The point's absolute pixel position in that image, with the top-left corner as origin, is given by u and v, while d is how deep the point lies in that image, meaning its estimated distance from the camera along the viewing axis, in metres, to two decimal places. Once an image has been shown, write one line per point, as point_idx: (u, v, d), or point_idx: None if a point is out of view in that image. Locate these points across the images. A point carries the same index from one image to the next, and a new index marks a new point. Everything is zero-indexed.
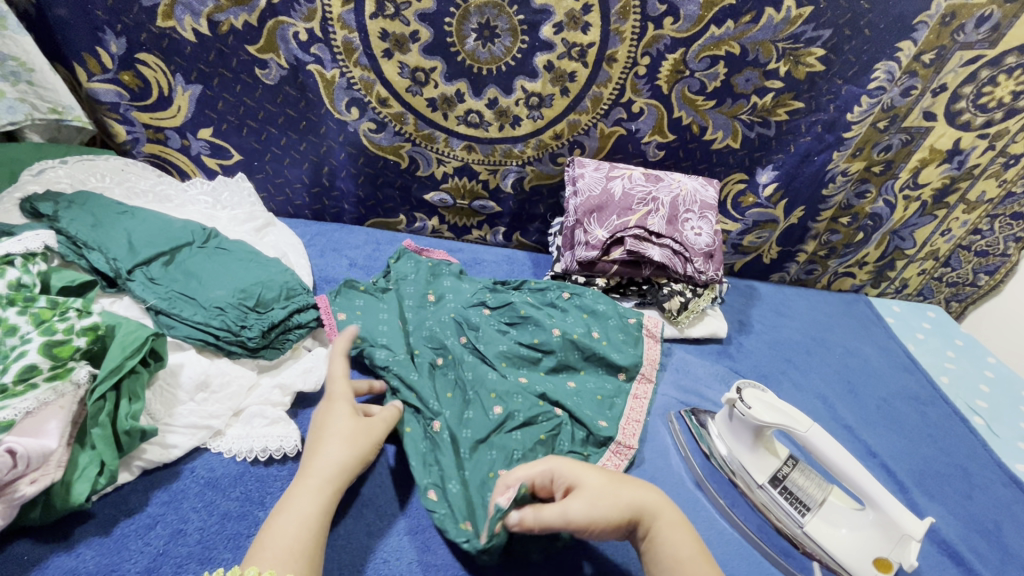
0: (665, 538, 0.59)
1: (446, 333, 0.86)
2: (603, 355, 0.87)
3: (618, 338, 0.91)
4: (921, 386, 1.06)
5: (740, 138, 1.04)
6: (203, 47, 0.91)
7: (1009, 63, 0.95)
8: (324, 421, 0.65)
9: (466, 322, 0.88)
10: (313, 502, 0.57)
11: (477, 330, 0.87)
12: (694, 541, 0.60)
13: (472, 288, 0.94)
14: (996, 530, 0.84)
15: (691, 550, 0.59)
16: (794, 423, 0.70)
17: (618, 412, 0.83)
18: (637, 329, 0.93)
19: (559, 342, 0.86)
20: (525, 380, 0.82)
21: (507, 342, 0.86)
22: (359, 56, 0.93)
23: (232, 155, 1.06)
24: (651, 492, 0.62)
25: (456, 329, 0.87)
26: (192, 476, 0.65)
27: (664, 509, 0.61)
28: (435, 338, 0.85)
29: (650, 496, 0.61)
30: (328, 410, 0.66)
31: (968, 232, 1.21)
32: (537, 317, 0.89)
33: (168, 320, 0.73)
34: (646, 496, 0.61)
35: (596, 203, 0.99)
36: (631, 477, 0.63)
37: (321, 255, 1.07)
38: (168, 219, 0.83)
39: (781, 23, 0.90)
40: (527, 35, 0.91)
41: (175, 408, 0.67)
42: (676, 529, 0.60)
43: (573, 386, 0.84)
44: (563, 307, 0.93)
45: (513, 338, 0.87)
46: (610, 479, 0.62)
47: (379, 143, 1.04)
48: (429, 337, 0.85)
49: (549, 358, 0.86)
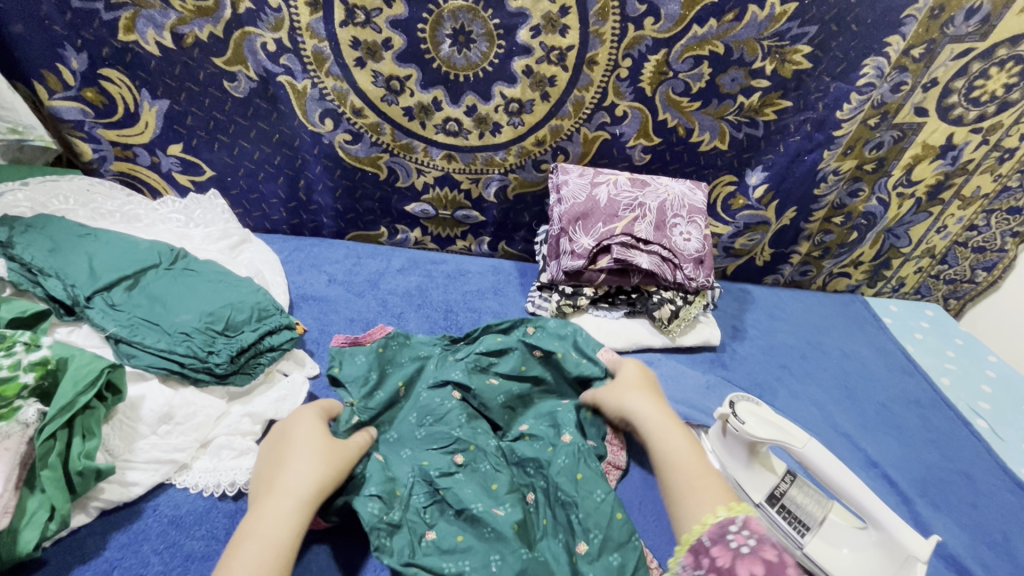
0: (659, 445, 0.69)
1: (430, 446, 0.72)
2: (587, 369, 0.82)
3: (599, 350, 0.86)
4: (922, 389, 1.03)
5: (727, 139, 1.01)
6: (168, 60, 0.88)
7: (1001, 55, 0.92)
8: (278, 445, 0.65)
9: (440, 417, 0.75)
10: (280, 525, 0.56)
11: (459, 431, 0.74)
12: (688, 447, 0.67)
13: (433, 356, 0.83)
14: (1005, 541, 0.80)
15: (683, 452, 0.67)
16: (789, 439, 0.67)
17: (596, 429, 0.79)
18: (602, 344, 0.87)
19: (537, 364, 0.82)
20: (525, 426, 0.77)
21: (489, 386, 0.79)
22: (331, 66, 0.90)
23: (204, 170, 1.02)
24: (660, 416, 0.73)
25: (434, 426, 0.74)
26: (154, 515, 0.62)
27: (666, 425, 0.71)
28: (421, 454, 0.72)
29: (648, 412, 0.73)
30: (283, 435, 0.66)
31: (964, 228, 1.19)
32: (515, 354, 0.82)
33: (129, 349, 0.69)
34: (646, 408, 0.74)
35: (580, 210, 0.96)
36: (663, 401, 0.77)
37: (299, 272, 1.04)
38: (133, 241, 0.80)
39: (765, 20, 0.87)
40: (503, 40, 0.88)
41: (136, 442, 0.63)
42: (669, 438, 0.69)
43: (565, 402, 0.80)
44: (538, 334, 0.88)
45: (494, 379, 0.80)
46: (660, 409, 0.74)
47: (355, 155, 1.01)
48: (415, 452, 0.72)
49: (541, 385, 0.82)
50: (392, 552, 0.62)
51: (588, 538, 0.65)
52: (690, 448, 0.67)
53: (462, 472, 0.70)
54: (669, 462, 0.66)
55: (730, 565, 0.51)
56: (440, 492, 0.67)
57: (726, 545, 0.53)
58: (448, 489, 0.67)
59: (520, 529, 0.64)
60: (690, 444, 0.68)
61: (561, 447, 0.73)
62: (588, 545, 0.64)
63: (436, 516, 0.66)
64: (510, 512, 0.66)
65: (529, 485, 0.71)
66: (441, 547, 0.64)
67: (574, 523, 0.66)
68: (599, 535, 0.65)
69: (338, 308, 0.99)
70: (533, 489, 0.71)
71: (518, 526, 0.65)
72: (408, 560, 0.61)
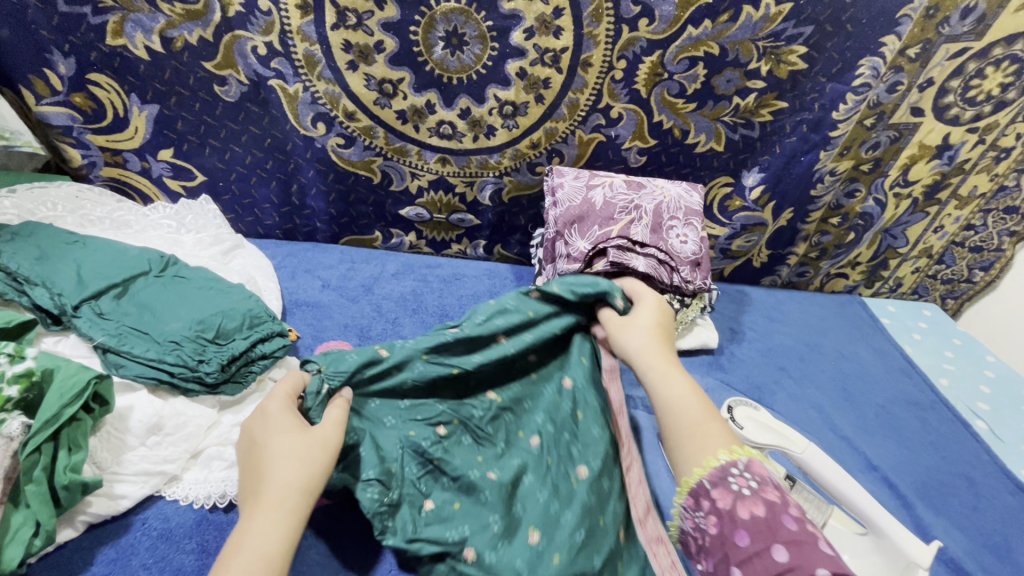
0: (659, 388, 0.63)
1: (417, 418, 0.70)
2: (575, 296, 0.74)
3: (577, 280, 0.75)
4: (920, 391, 1.03)
5: (723, 140, 1.00)
6: (157, 65, 0.87)
7: (997, 54, 0.91)
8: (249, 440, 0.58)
9: (431, 388, 0.72)
10: (271, 539, 0.50)
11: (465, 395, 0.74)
12: (692, 393, 0.62)
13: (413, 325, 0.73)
14: (1006, 545, 0.80)
15: (686, 396, 0.61)
16: (788, 444, 0.66)
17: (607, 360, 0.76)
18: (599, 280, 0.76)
19: (537, 305, 0.76)
20: (533, 362, 0.77)
21: (489, 336, 0.73)
22: (322, 69, 0.89)
23: (196, 175, 1.01)
24: (663, 357, 0.66)
25: (422, 397, 0.72)
26: (143, 528, 0.60)
27: (669, 369, 0.65)
28: (407, 424, 0.70)
29: (645, 350, 0.67)
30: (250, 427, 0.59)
31: (961, 228, 1.18)
32: (513, 301, 0.75)
33: (117, 358, 0.68)
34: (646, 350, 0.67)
35: (576, 213, 0.95)
36: (667, 343, 0.70)
37: (293, 277, 1.03)
38: (123, 248, 0.79)
39: (760, 21, 0.87)
40: (496, 42, 0.87)
41: (124, 454, 0.62)
42: (672, 382, 0.63)
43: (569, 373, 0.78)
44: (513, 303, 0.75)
45: (496, 331, 0.73)
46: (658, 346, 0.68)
47: (348, 159, 1.00)
48: (400, 423, 0.69)
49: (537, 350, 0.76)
50: (395, 531, 0.64)
51: (588, 463, 0.70)
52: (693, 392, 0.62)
53: (444, 443, 0.70)
54: (669, 408, 0.61)
55: (731, 507, 0.50)
56: (433, 463, 0.68)
57: (727, 487, 0.51)
58: (441, 459, 0.68)
59: (513, 490, 0.67)
60: (693, 389, 0.62)
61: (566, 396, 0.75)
62: (587, 469, 0.69)
63: (431, 485, 0.68)
64: (503, 474, 0.68)
65: (536, 429, 0.73)
66: (440, 515, 0.66)
67: (575, 454, 0.71)
68: (598, 461, 0.70)
69: (332, 313, 0.98)
70: (537, 433, 0.73)
71: (511, 487, 0.67)
72: (412, 536, 0.63)
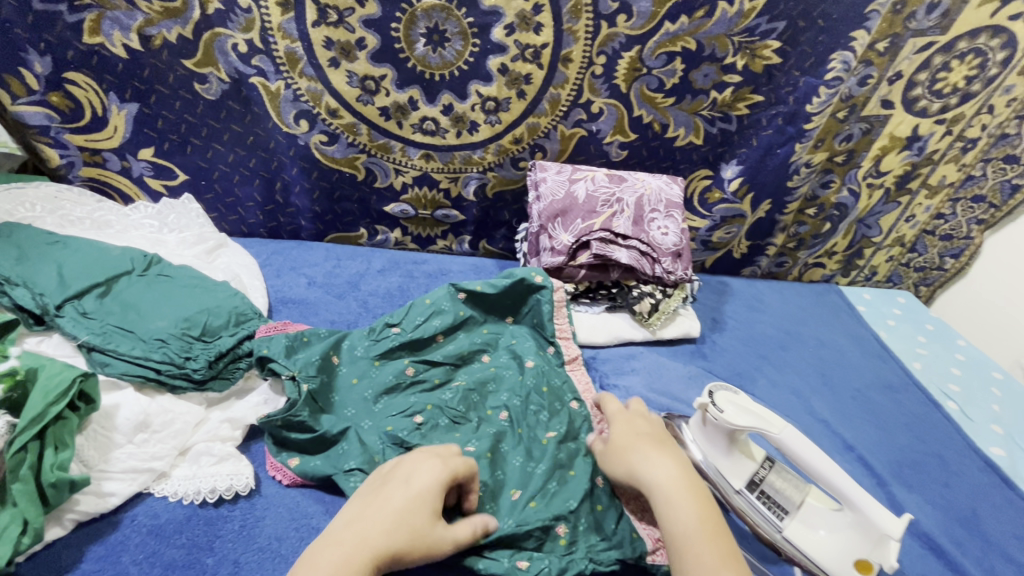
0: (669, 515, 0.58)
1: (392, 413, 0.74)
2: (502, 284, 0.87)
3: (503, 280, 0.87)
4: (895, 374, 1.06)
5: (701, 134, 1.03)
6: (136, 63, 0.86)
7: (961, 48, 0.95)
8: (404, 464, 0.60)
9: (396, 388, 0.77)
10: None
11: (433, 387, 0.79)
12: (702, 515, 0.57)
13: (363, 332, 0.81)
14: (975, 518, 0.83)
15: (696, 523, 0.57)
16: (766, 426, 0.68)
17: (552, 329, 0.88)
18: (530, 276, 0.88)
19: (467, 306, 0.87)
20: (488, 358, 0.85)
21: (429, 338, 0.83)
22: (304, 66, 0.89)
23: (177, 174, 1.00)
24: (674, 475, 0.61)
25: (392, 398, 0.76)
26: (132, 525, 0.60)
27: (678, 492, 0.59)
28: (384, 421, 0.72)
29: (656, 470, 0.62)
30: (420, 459, 0.60)
31: (932, 217, 1.23)
32: (445, 301, 0.85)
33: (102, 357, 0.68)
34: (653, 466, 0.63)
35: (559, 207, 0.97)
36: (671, 451, 0.66)
37: (278, 275, 1.03)
38: (104, 248, 0.79)
39: (735, 16, 0.89)
40: (477, 38, 0.88)
41: (111, 452, 0.62)
42: (682, 506, 0.58)
43: (531, 364, 0.83)
44: (448, 310, 0.85)
45: (435, 332, 0.83)
46: (665, 463, 0.63)
47: (332, 156, 1.00)
48: (377, 421, 0.72)
49: (483, 347, 0.85)
50: None
51: (555, 427, 0.76)
52: (703, 515, 0.58)
53: (423, 429, 0.73)
54: (680, 539, 0.56)
55: None
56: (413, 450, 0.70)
57: None
58: (420, 444, 0.70)
59: (492, 456, 0.71)
60: (706, 510, 0.58)
61: (528, 372, 0.82)
62: (556, 432, 0.75)
63: None
64: (481, 444, 0.72)
65: (503, 405, 0.78)
66: None
67: (544, 420, 0.77)
68: (564, 425, 0.76)
69: (319, 310, 0.98)
70: (505, 408, 0.77)
71: (491, 454, 0.71)
72: None
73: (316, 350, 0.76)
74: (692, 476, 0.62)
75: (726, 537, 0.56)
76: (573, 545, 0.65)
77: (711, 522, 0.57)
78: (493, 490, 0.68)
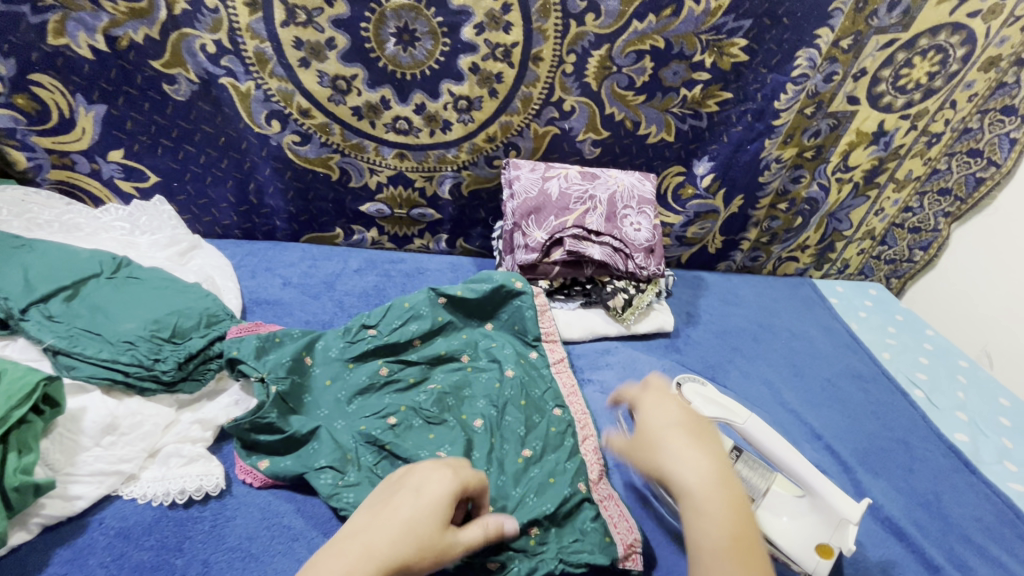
0: (693, 525, 0.52)
1: (366, 413, 0.74)
2: (479, 288, 0.88)
3: (483, 287, 0.89)
4: (864, 363, 1.09)
5: (673, 131, 1.04)
6: (103, 64, 0.86)
7: (923, 45, 0.97)
8: (411, 474, 0.57)
9: (370, 388, 0.78)
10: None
11: (407, 387, 0.79)
12: (733, 528, 0.51)
13: (337, 333, 0.82)
14: (937, 501, 0.85)
15: (723, 537, 0.51)
16: (731, 415, 0.70)
17: (534, 332, 0.90)
18: (508, 283, 0.90)
19: (446, 310, 0.87)
20: (467, 359, 0.85)
21: (406, 342, 0.83)
22: (273, 67, 0.89)
23: (148, 176, 1.00)
24: (706, 476, 0.55)
25: (366, 398, 0.77)
26: (100, 528, 0.60)
27: (711, 501, 0.53)
28: (357, 421, 0.73)
29: (687, 469, 0.55)
30: (427, 467, 0.58)
31: (900, 210, 1.26)
32: (424, 306, 0.85)
33: (68, 360, 0.68)
34: (683, 464, 0.56)
35: (532, 205, 0.98)
36: (708, 447, 0.58)
37: (252, 276, 1.03)
38: (72, 250, 0.79)
39: (702, 15, 0.90)
40: (447, 38, 0.89)
41: (78, 455, 0.62)
42: (713, 516, 0.52)
43: (512, 374, 0.82)
44: (425, 312, 0.85)
45: (412, 336, 0.83)
46: (697, 461, 0.56)
47: (305, 156, 1.00)
48: (350, 421, 0.73)
49: (458, 348, 0.85)
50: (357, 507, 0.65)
51: (531, 444, 0.75)
52: (734, 529, 0.51)
53: (396, 430, 0.73)
54: (703, 552, 0.50)
55: None
56: (386, 448, 0.71)
57: None
58: (392, 443, 0.71)
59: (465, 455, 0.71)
60: (738, 523, 0.52)
61: (507, 381, 0.82)
62: (532, 450, 0.74)
63: (388, 469, 0.70)
64: (453, 450, 0.71)
65: (479, 413, 0.77)
66: None
67: (521, 436, 0.76)
68: (533, 433, 0.77)
69: (293, 310, 0.98)
70: (481, 415, 0.77)
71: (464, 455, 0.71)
72: None
73: (288, 351, 0.76)
74: (726, 482, 0.55)
75: (754, 555, 0.50)
76: (543, 545, 0.66)
77: (741, 539, 0.51)
78: None
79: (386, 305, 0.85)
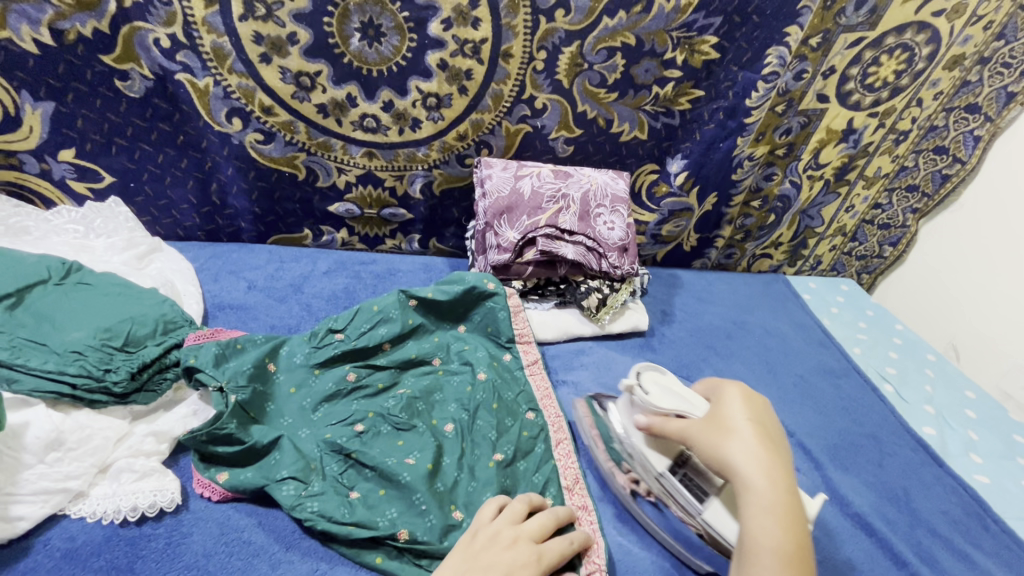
0: (759, 523, 0.56)
1: (332, 421, 0.72)
2: (451, 290, 0.87)
3: (455, 288, 0.87)
4: (836, 360, 1.10)
5: (646, 129, 1.03)
6: (49, 59, 0.81)
7: (889, 43, 0.98)
8: (500, 544, 0.57)
9: (336, 395, 0.75)
10: None
11: (376, 393, 0.77)
12: (796, 539, 0.55)
13: (302, 338, 0.79)
14: (905, 496, 0.86)
15: (786, 545, 0.54)
16: (690, 407, 0.69)
17: (508, 333, 0.89)
18: (481, 286, 0.88)
19: (417, 313, 0.85)
20: (439, 362, 0.84)
21: (374, 346, 0.81)
22: (233, 62, 0.86)
23: (103, 176, 0.95)
24: (772, 483, 0.58)
25: (333, 405, 0.75)
26: (45, 550, 0.57)
27: (776, 511, 0.56)
28: (323, 430, 0.71)
29: (760, 472, 0.59)
30: (513, 543, 0.57)
31: (870, 207, 1.27)
32: (394, 309, 0.83)
33: (9, 373, 0.64)
34: (754, 459, 0.60)
35: (505, 204, 0.96)
36: (779, 452, 0.62)
37: (216, 280, 0.99)
38: (17, 256, 0.75)
39: (672, 12, 0.90)
40: (414, 33, 0.86)
41: (20, 474, 0.58)
42: (776, 519, 0.56)
43: (483, 377, 0.81)
44: (394, 315, 0.83)
45: (381, 341, 0.81)
46: (775, 478, 0.58)
47: (269, 155, 0.97)
48: (316, 430, 0.71)
49: (429, 352, 0.84)
50: (321, 518, 0.63)
51: (503, 448, 0.74)
52: (795, 539, 0.55)
53: (364, 438, 0.71)
54: (764, 555, 0.54)
55: None
56: (352, 457, 0.68)
57: None
58: (359, 451, 0.69)
59: (435, 463, 0.69)
60: (801, 534, 0.56)
61: (479, 384, 0.80)
62: (503, 454, 0.73)
63: (354, 478, 0.68)
64: (422, 456, 0.69)
65: (449, 416, 0.76)
66: (366, 503, 0.65)
67: (492, 441, 0.74)
68: (506, 440, 0.75)
69: (258, 315, 0.94)
70: (451, 419, 0.75)
71: (433, 463, 0.69)
72: (340, 521, 0.63)
73: (251, 358, 0.73)
74: (793, 486, 0.59)
75: (811, 570, 0.54)
76: None
77: (804, 555, 0.54)
78: (439, 499, 0.66)
79: (354, 308, 0.83)
